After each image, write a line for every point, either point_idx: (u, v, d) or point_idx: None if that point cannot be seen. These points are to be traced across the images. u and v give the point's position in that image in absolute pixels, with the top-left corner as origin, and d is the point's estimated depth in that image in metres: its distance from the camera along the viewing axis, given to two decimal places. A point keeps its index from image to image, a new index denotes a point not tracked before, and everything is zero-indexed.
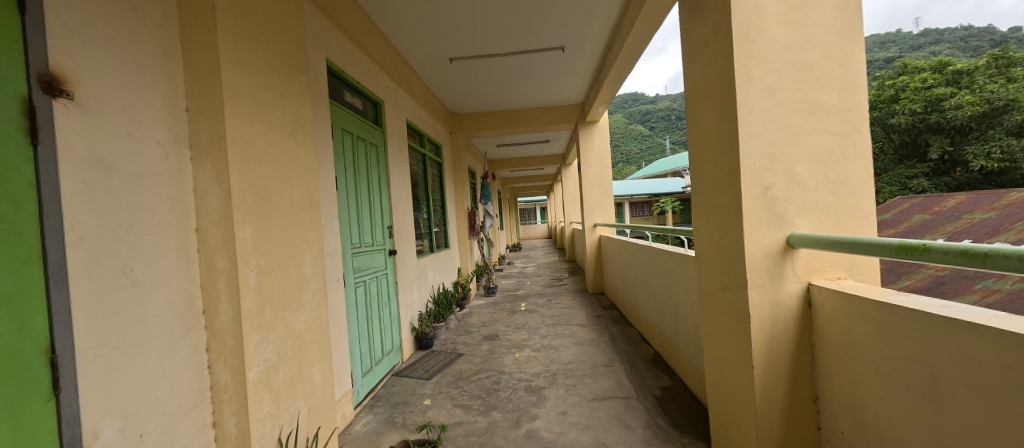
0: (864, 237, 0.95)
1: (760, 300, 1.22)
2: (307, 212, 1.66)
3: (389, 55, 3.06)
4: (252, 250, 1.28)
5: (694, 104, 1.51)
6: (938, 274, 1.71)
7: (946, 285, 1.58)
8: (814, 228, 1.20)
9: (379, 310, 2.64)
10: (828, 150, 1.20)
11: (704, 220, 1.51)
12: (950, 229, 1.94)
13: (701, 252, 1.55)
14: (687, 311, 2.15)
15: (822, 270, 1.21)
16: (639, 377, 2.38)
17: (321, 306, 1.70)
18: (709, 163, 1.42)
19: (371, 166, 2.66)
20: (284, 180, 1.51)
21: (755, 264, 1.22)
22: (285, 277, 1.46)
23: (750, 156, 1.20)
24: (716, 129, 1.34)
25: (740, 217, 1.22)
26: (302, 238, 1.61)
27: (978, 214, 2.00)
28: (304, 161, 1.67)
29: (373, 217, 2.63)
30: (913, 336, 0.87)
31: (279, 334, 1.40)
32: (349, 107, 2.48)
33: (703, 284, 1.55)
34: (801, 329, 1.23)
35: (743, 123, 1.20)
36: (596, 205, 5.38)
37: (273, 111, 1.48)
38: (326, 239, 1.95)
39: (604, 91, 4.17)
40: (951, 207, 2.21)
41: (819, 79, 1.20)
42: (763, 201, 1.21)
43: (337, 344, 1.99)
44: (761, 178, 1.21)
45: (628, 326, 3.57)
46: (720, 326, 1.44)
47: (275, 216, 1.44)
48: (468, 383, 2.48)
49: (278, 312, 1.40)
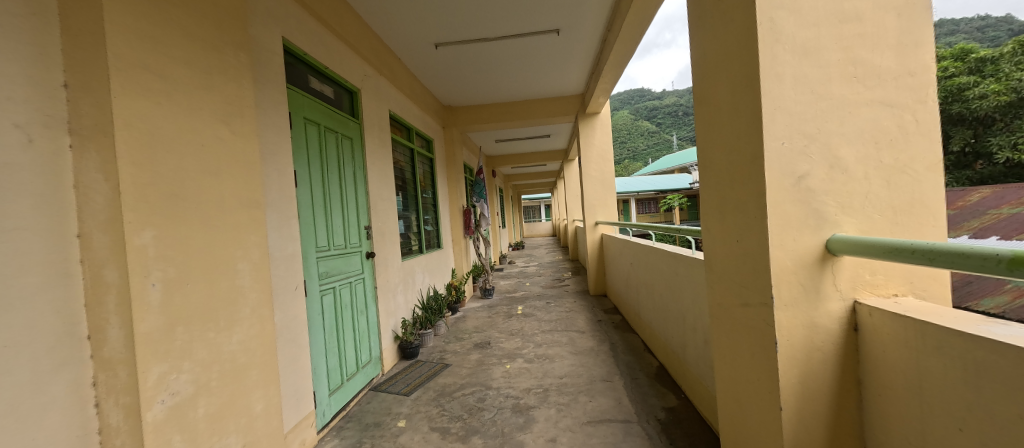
0: (951, 243, 0.61)
1: (789, 323, 0.87)
2: (244, 213, 1.42)
3: (365, 38, 2.78)
4: (153, 262, 1.07)
5: (703, 75, 1.19)
6: (966, 275, 1.26)
7: (969, 283, 1.17)
8: (863, 230, 0.85)
9: (354, 319, 2.40)
10: (883, 127, 0.83)
11: (714, 219, 1.18)
12: (976, 225, 1.44)
13: (711, 258, 1.23)
14: (696, 323, 1.85)
15: (873, 283, 0.85)
16: (641, 395, 2.09)
17: (264, 322, 1.48)
18: (722, 150, 1.09)
19: (343, 160, 2.42)
20: (209, 175, 1.28)
21: (783, 276, 0.87)
22: (207, 291, 1.24)
23: (778, 136, 0.86)
24: (730, 106, 1.02)
25: (767, 216, 0.88)
26: (237, 242, 1.37)
27: (1006, 208, 1.49)
28: (243, 153, 1.43)
29: (346, 216, 2.39)
30: (975, 397, 0.61)
31: (197, 360, 1.19)
32: (315, 94, 2.23)
33: (714, 299, 1.24)
34: (845, 374, 0.87)
35: (768, 94, 0.86)
36: (598, 202, 5.10)
37: (192, 91, 1.23)
38: (278, 242, 1.71)
39: (602, 79, 3.84)
40: (975, 202, 1.68)
41: (873, 32, 0.84)
42: (794, 195, 0.86)
43: (294, 361, 1.77)
44: (792, 164, 0.86)
45: (631, 332, 3.28)
46: (730, 352, 1.14)
47: (193, 218, 1.21)
48: (450, 401, 2.23)
49: (197, 333, 1.19)
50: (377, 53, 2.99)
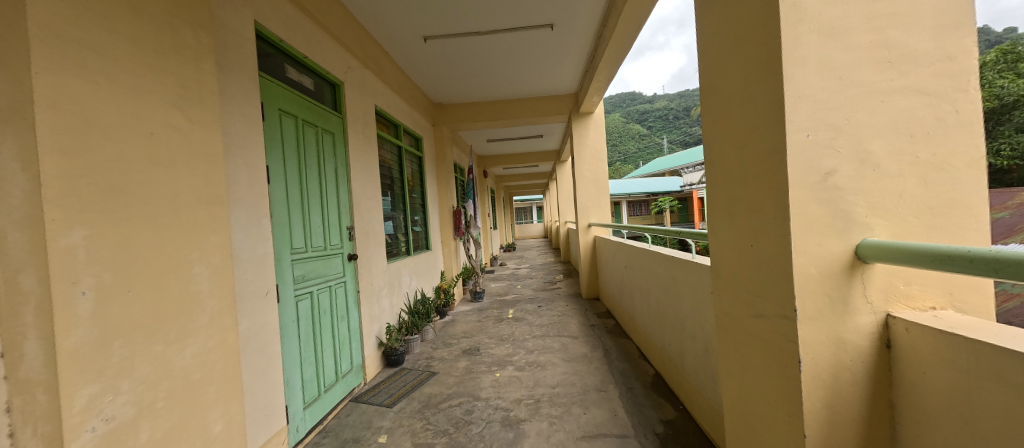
0: (980, 247, 0.53)
1: (812, 339, 0.78)
2: (202, 209, 1.26)
3: (349, 28, 2.63)
4: (83, 267, 0.91)
5: (709, 64, 1.09)
6: None
7: None
8: (896, 234, 0.75)
9: (334, 326, 2.25)
10: (917, 119, 0.74)
11: (722, 221, 1.08)
12: None
13: (718, 264, 1.13)
14: (695, 331, 1.76)
15: (907, 294, 0.75)
16: (637, 407, 1.98)
17: (224, 332, 1.33)
18: (730, 145, 0.99)
19: (323, 156, 2.27)
20: (159, 167, 1.12)
21: (807, 286, 0.77)
22: (154, 298, 1.09)
23: (802, 126, 0.76)
24: (741, 96, 0.92)
25: (790, 219, 0.78)
26: (192, 243, 1.22)
27: None
28: (200, 142, 1.27)
29: (326, 216, 2.24)
30: None
31: (140, 378, 1.03)
32: (292, 84, 2.07)
33: (719, 308, 1.14)
34: (875, 396, 0.77)
35: (790, 81, 0.76)
36: (591, 204, 5.01)
37: (138, 72, 1.08)
38: (245, 242, 1.55)
39: (596, 78, 3.76)
40: None
41: (907, 10, 0.74)
42: (819, 194, 0.77)
43: (263, 374, 1.62)
44: (817, 159, 0.77)
45: (625, 338, 3.18)
46: (738, 367, 1.04)
47: (139, 215, 1.06)
48: (435, 414, 2.09)
49: (139, 348, 1.03)
50: (362, 45, 2.84)
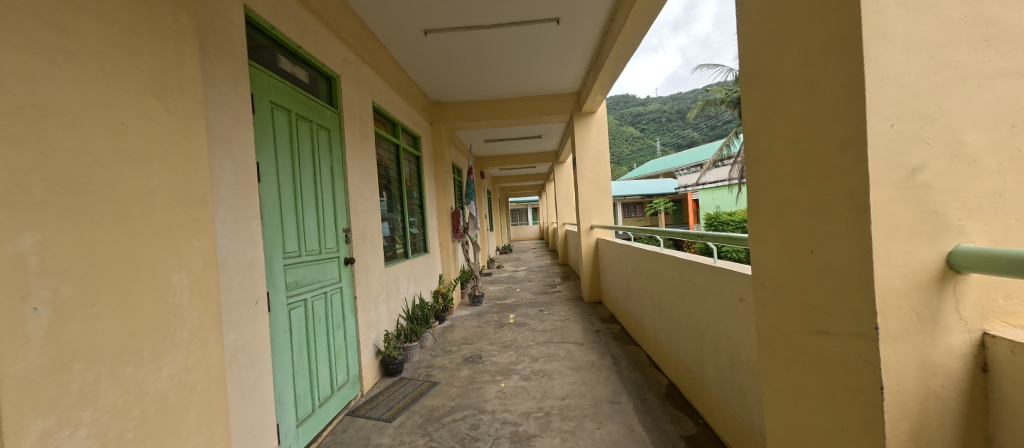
0: None
1: (897, 361, 0.68)
2: (183, 209, 1.11)
3: (346, 18, 2.50)
4: (35, 278, 0.74)
5: (754, 51, 0.99)
6: None
7: None
8: (994, 240, 0.66)
9: (329, 335, 2.10)
10: (1016, 106, 0.65)
11: (768, 225, 0.98)
12: None
13: (761, 271, 1.04)
14: (718, 341, 1.66)
15: (1008, 310, 0.66)
16: (654, 421, 1.87)
17: (208, 348, 1.17)
18: (784, 140, 0.89)
19: (318, 153, 2.12)
20: (133, 158, 0.96)
21: (891, 299, 0.67)
22: (125, 313, 0.92)
23: (886, 115, 0.66)
24: (800, 84, 0.82)
25: (872, 223, 0.67)
26: (170, 247, 1.06)
27: None
28: (182, 132, 1.12)
29: (321, 217, 2.09)
30: None
31: (106, 409, 0.86)
32: (285, 76, 1.93)
33: (763, 319, 1.04)
34: (967, 425, 0.68)
35: (874, 62, 0.65)
36: (592, 206, 4.92)
37: (107, 46, 0.91)
38: (234, 247, 1.41)
39: (602, 76, 3.66)
40: None
41: None
42: (905, 193, 0.67)
43: (252, 391, 1.47)
44: (902, 152, 0.67)
45: (633, 344, 3.09)
46: (790, 387, 0.94)
47: (106, 214, 0.89)
48: (439, 429, 1.95)
49: (110, 371, 0.88)
50: (359, 37, 2.70)
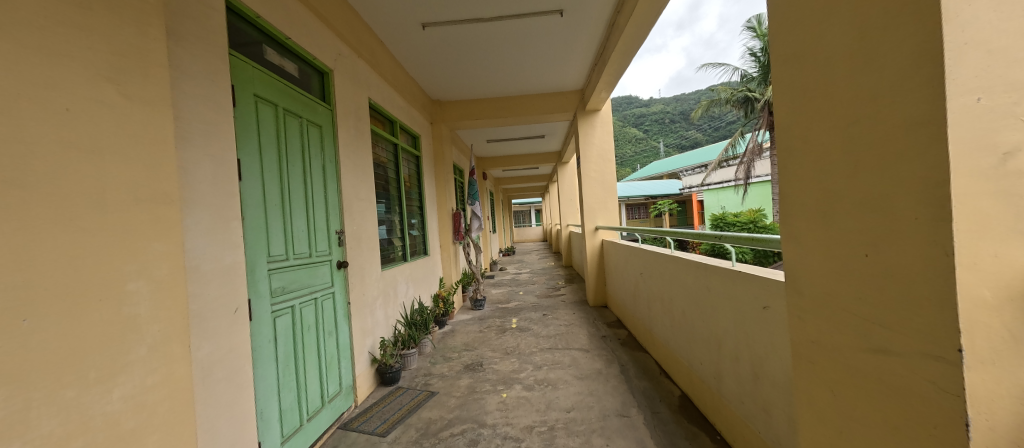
0: None
1: (988, 391, 0.54)
2: (146, 209, 1.00)
3: (341, 11, 2.40)
4: None
5: (790, 24, 0.86)
6: None
7: None
8: None
9: (320, 343, 1.99)
10: None
11: (808, 224, 0.85)
12: None
13: (798, 277, 0.90)
14: (739, 351, 1.52)
15: None
16: (668, 437, 1.73)
17: (173, 363, 1.05)
18: (830, 124, 0.76)
19: (308, 151, 2.02)
20: (83, 152, 0.85)
21: (979, 314, 0.54)
22: (69, 326, 0.81)
23: (971, 86, 0.53)
24: (852, 55, 0.69)
25: (953, 222, 0.54)
26: (129, 251, 0.95)
27: None
28: (145, 123, 1.01)
29: (311, 219, 1.98)
30: None
31: (37, 439, 0.74)
32: (273, 69, 1.83)
33: (800, 333, 0.90)
34: None
35: (959, 19, 0.52)
36: (597, 206, 4.76)
37: (45, 24, 0.80)
38: (210, 250, 1.29)
39: (607, 71, 3.53)
40: None
41: None
42: (997, 184, 0.54)
43: (231, 408, 1.35)
44: (994, 132, 0.54)
45: (641, 351, 2.94)
46: (837, 414, 0.80)
47: (42, 215, 0.78)
48: (435, 444, 1.83)
49: (47, 393, 0.76)
50: (354, 31, 2.60)
